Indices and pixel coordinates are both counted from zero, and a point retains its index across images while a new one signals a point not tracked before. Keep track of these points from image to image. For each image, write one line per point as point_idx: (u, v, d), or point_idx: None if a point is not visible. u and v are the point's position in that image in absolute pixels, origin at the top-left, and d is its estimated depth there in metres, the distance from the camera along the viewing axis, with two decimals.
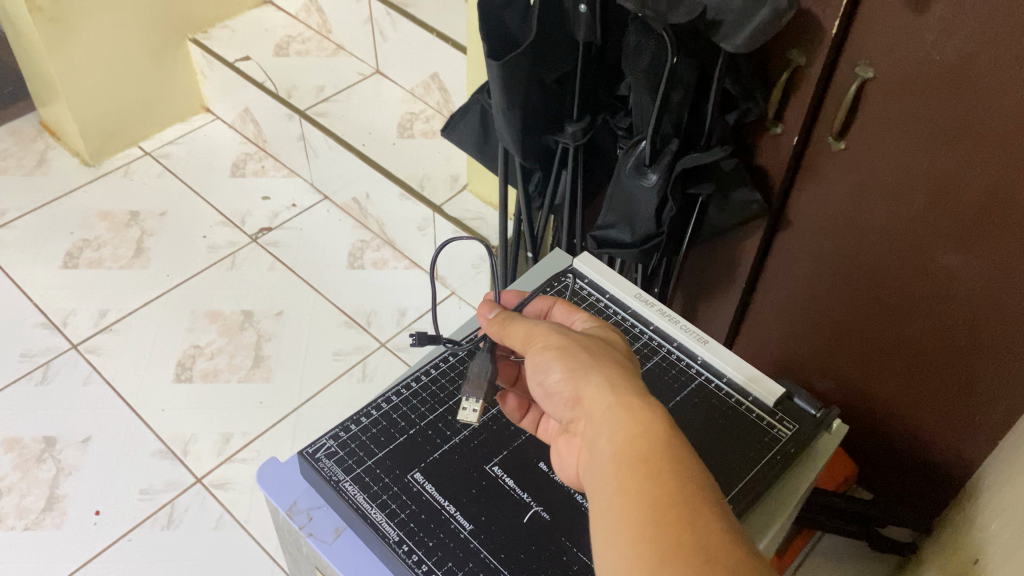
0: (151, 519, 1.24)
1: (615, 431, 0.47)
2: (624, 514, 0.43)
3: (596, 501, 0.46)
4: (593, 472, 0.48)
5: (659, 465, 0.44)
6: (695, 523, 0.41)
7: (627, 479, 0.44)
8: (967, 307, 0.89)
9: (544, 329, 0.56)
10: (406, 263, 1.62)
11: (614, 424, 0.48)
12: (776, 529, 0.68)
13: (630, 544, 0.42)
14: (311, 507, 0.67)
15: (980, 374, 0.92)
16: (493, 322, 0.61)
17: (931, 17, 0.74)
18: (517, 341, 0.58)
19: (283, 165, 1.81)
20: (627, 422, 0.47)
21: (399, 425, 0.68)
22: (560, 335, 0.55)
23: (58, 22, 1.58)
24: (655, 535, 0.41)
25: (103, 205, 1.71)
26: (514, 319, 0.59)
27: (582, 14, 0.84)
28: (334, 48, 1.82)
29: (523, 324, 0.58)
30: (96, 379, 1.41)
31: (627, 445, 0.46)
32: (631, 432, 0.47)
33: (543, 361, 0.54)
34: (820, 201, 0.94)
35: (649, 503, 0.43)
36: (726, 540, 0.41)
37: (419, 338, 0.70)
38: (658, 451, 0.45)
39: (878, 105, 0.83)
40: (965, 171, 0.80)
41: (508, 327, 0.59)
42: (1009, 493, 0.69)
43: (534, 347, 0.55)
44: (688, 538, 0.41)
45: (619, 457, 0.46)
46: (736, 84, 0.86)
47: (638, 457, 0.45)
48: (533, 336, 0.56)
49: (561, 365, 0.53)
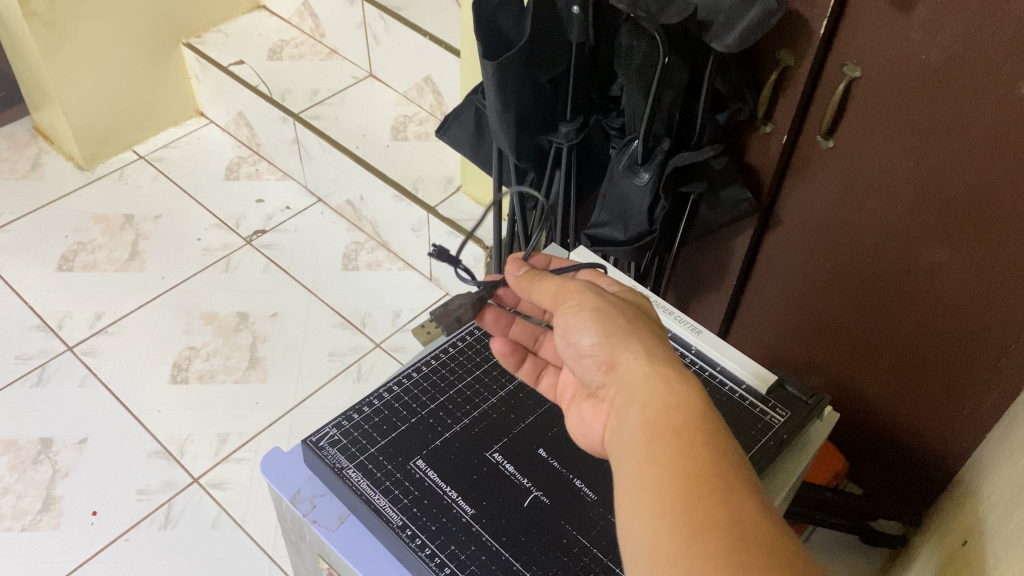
0: (148, 519, 1.24)
1: (647, 401, 0.49)
2: (654, 484, 0.44)
3: (625, 467, 0.47)
4: (619, 446, 0.49)
5: (691, 438, 0.45)
6: (728, 498, 0.42)
7: (658, 451, 0.46)
8: (953, 302, 0.90)
9: (577, 286, 0.57)
10: (401, 264, 1.63)
11: (648, 393, 0.49)
12: (782, 498, 0.71)
13: (660, 516, 0.43)
14: (315, 495, 0.68)
15: (967, 367, 0.94)
16: (521, 279, 0.61)
17: (917, 17, 0.76)
18: (546, 298, 0.59)
19: (277, 168, 1.81)
20: (661, 392, 0.48)
21: (401, 413, 0.70)
22: (595, 295, 0.56)
23: (52, 26, 1.58)
24: (688, 509, 0.42)
25: (97, 209, 1.71)
26: (543, 276, 0.60)
27: (575, 16, 0.86)
28: (327, 52, 1.83)
29: (553, 280, 0.59)
30: (92, 381, 1.41)
31: (660, 416, 0.47)
32: (663, 404, 0.48)
33: (576, 322, 0.55)
34: (809, 199, 0.96)
35: (681, 473, 0.44)
36: (758, 516, 0.42)
37: (438, 250, 0.69)
38: (692, 424, 0.46)
39: (866, 104, 0.84)
40: (951, 166, 0.82)
41: (537, 285, 0.60)
42: (999, 477, 0.71)
43: (564, 306, 0.56)
44: (723, 513, 0.42)
45: (651, 427, 0.47)
46: (726, 84, 0.87)
47: (671, 429, 0.46)
48: (566, 293, 0.57)
49: (594, 329, 0.53)
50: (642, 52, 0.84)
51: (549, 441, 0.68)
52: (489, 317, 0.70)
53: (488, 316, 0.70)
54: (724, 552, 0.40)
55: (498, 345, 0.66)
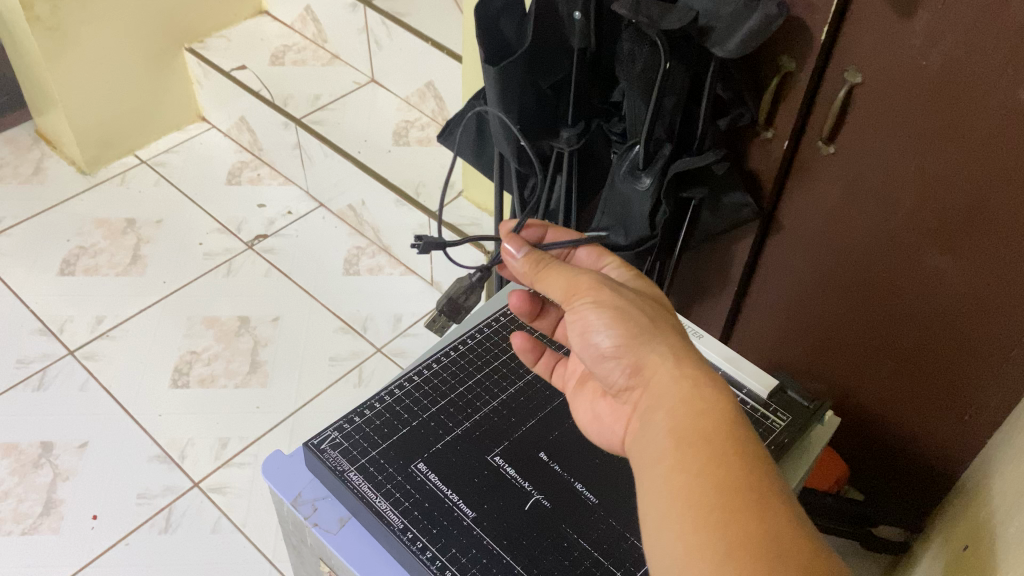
0: (149, 523, 1.24)
1: (674, 406, 0.49)
2: (686, 495, 0.45)
3: (650, 473, 0.48)
4: (646, 447, 0.50)
5: (722, 448, 0.46)
6: (764, 513, 0.43)
7: (689, 459, 0.46)
8: (955, 307, 0.90)
9: (591, 280, 0.57)
10: (402, 269, 1.63)
11: (678, 395, 0.50)
12: None
13: (693, 530, 0.44)
14: (317, 498, 0.69)
15: (969, 370, 0.94)
16: (526, 265, 0.62)
17: (918, 23, 0.76)
18: (556, 291, 0.59)
19: (278, 173, 1.82)
20: (690, 397, 0.49)
21: (402, 416, 0.70)
22: (611, 291, 0.56)
23: (56, 31, 1.59)
24: (722, 522, 0.43)
25: (99, 213, 1.72)
26: (551, 264, 0.60)
27: (577, 21, 0.86)
28: (329, 57, 1.83)
29: (562, 273, 0.59)
30: (93, 385, 1.42)
31: (691, 421, 0.48)
32: (694, 410, 0.48)
33: (596, 321, 0.55)
34: (811, 204, 0.96)
35: (712, 485, 0.44)
36: (792, 531, 0.43)
37: (427, 246, 0.72)
38: (721, 431, 0.47)
39: (867, 109, 0.85)
40: (952, 171, 0.82)
41: (543, 272, 0.61)
42: (1001, 481, 0.71)
43: (578, 300, 0.57)
44: (758, 529, 0.42)
45: (679, 433, 0.48)
46: (727, 89, 0.89)
47: (701, 436, 0.47)
48: (575, 287, 0.57)
49: (614, 330, 0.54)
50: (643, 58, 0.84)
51: (550, 445, 0.68)
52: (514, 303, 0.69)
53: (515, 300, 0.69)
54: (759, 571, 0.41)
55: (518, 340, 0.68)
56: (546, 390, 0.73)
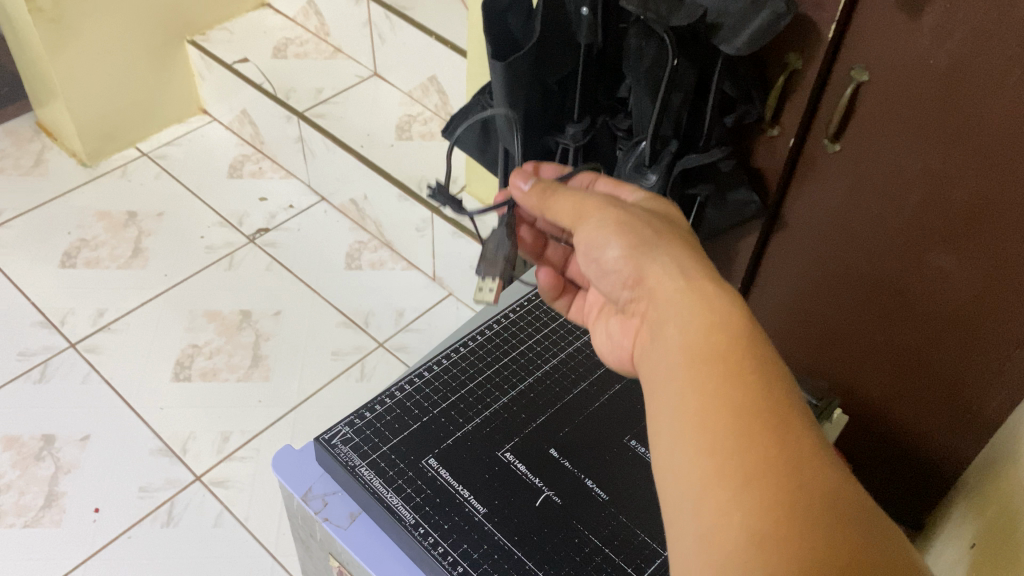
0: (151, 516, 1.24)
1: (686, 319, 0.48)
2: (701, 421, 0.43)
3: (665, 392, 0.46)
4: (661, 362, 0.48)
5: (740, 366, 0.44)
6: (786, 441, 0.41)
7: (705, 377, 0.44)
8: (960, 311, 0.90)
9: (596, 200, 0.57)
10: (404, 264, 1.63)
11: (686, 309, 0.48)
12: None
13: (706, 455, 0.42)
14: (327, 493, 0.69)
15: (974, 369, 0.93)
16: (531, 194, 0.62)
17: (925, 22, 0.76)
18: (563, 214, 0.60)
19: (280, 166, 1.82)
20: (701, 310, 0.47)
21: (413, 412, 0.70)
22: (616, 207, 0.56)
23: (58, 23, 1.58)
24: (741, 448, 0.41)
25: (100, 206, 1.71)
26: (556, 191, 0.61)
27: (584, 17, 0.87)
28: (332, 50, 1.82)
29: (570, 196, 0.59)
30: (94, 378, 1.41)
31: (703, 338, 0.46)
32: (705, 324, 0.47)
33: (600, 237, 0.55)
34: (818, 201, 0.96)
35: (730, 409, 0.42)
36: (816, 461, 0.41)
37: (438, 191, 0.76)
38: (738, 349, 0.45)
39: (875, 109, 0.84)
40: (959, 172, 0.82)
41: (550, 200, 0.61)
42: (1005, 478, 0.72)
43: (586, 220, 0.57)
44: (780, 457, 0.41)
45: (692, 352, 0.46)
46: (734, 87, 0.88)
47: (715, 354, 0.45)
48: (585, 209, 0.58)
49: (620, 242, 0.54)
50: (652, 53, 0.83)
51: (561, 440, 0.68)
52: (524, 236, 0.73)
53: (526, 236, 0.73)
54: (784, 501, 0.39)
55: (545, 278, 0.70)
56: (555, 386, 0.73)
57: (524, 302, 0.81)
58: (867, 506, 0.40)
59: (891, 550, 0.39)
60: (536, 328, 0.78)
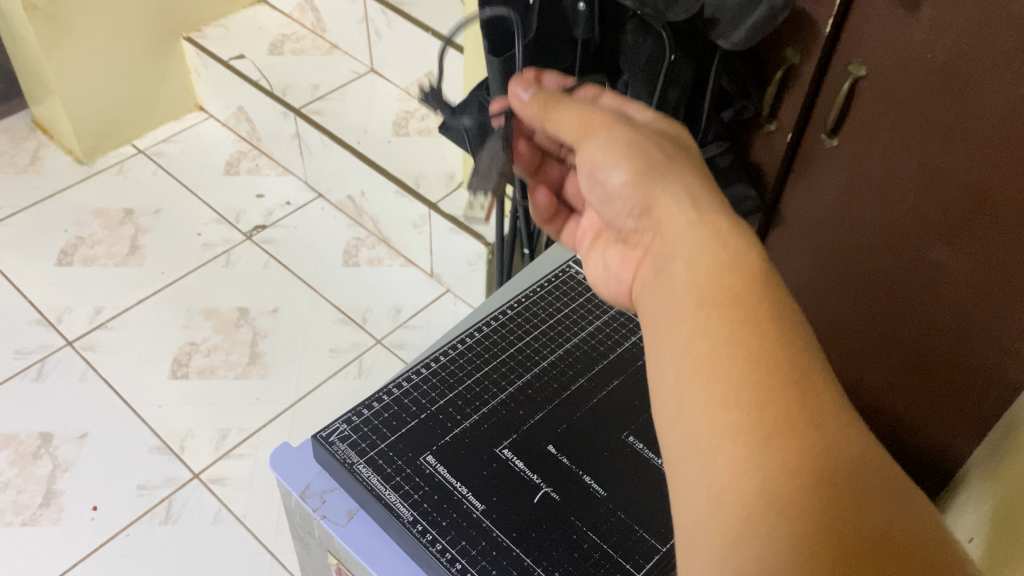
0: (149, 514, 1.24)
1: (695, 253, 0.46)
2: (712, 374, 0.41)
3: (671, 334, 0.44)
4: (667, 299, 0.46)
5: (755, 312, 0.42)
6: (806, 397, 0.39)
7: (716, 321, 0.42)
8: (956, 310, 0.89)
9: (603, 119, 0.56)
10: (401, 260, 1.62)
11: (695, 243, 0.46)
12: None
13: (720, 407, 0.40)
14: (324, 490, 0.68)
15: (969, 370, 0.91)
16: (532, 105, 0.61)
17: (923, 16, 0.76)
18: (568, 131, 0.58)
19: (277, 163, 1.81)
20: (712, 244, 0.45)
21: (410, 409, 0.70)
22: (624, 129, 0.55)
23: (54, 20, 1.58)
24: (761, 402, 0.39)
25: (96, 203, 1.71)
26: (559, 103, 0.59)
27: (581, 12, 0.86)
28: (328, 47, 1.81)
29: (575, 111, 0.58)
30: (91, 375, 1.41)
31: (714, 278, 0.44)
32: (717, 262, 0.44)
33: (607, 159, 0.54)
34: (818, 195, 0.96)
35: (746, 357, 0.40)
36: (838, 424, 0.39)
37: None
38: (751, 291, 0.43)
39: (872, 102, 0.84)
40: (955, 166, 0.81)
41: (553, 115, 0.59)
42: (997, 473, 0.76)
43: (589, 139, 0.56)
44: (802, 414, 0.39)
45: (702, 290, 0.44)
46: (732, 82, 0.89)
47: (728, 295, 0.43)
48: (588, 124, 0.56)
49: (625, 166, 0.53)
50: (648, 49, 0.83)
51: (559, 436, 0.68)
52: (522, 151, 0.72)
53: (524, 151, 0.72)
54: (804, 463, 0.37)
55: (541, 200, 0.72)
56: (553, 382, 0.73)
57: (524, 295, 0.81)
58: (889, 470, 0.40)
59: (911, 516, 0.38)
60: (534, 323, 0.78)
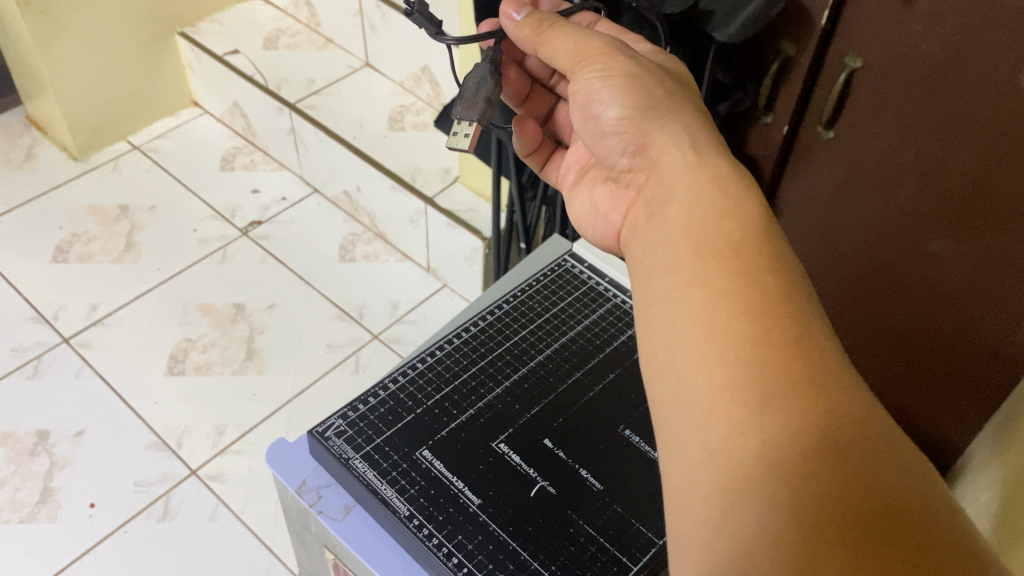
0: (147, 511, 1.24)
1: (693, 200, 0.48)
2: (709, 332, 0.42)
3: (665, 279, 0.46)
4: (660, 244, 0.48)
5: (754, 270, 0.43)
6: (804, 355, 0.41)
7: (714, 275, 0.44)
8: (954, 300, 0.89)
9: (601, 48, 0.58)
10: (397, 255, 1.62)
11: (693, 192, 0.49)
12: None
13: (716, 363, 0.41)
14: (321, 486, 0.68)
15: (968, 358, 0.91)
16: (525, 28, 0.62)
17: (919, 8, 0.76)
18: (562, 55, 0.60)
19: (272, 158, 1.81)
20: (711, 195, 0.48)
21: (406, 404, 0.70)
22: (621, 60, 0.57)
23: (47, 16, 1.57)
24: (760, 361, 0.40)
25: (91, 200, 1.70)
26: (554, 27, 0.60)
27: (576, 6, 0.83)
28: (323, 41, 1.78)
29: (570, 36, 0.59)
30: (88, 372, 1.41)
31: (713, 228, 0.46)
32: (714, 212, 0.47)
33: (605, 91, 0.56)
34: (814, 188, 0.95)
35: (746, 315, 0.42)
36: (837, 387, 0.41)
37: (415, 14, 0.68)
38: (748, 240, 0.44)
39: (868, 95, 0.84)
40: (952, 158, 0.81)
41: (547, 40, 0.60)
42: (1003, 464, 0.78)
43: (586, 67, 0.58)
44: (799, 373, 0.40)
45: (700, 240, 0.45)
46: (727, 74, 0.89)
47: (728, 248, 0.44)
48: (585, 51, 0.58)
49: (622, 101, 0.55)
50: (644, 42, 0.83)
51: (555, 431, 0.68)
52: (511, 78, 0.73)
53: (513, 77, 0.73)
54: (801, 428, 0.39)
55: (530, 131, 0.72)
56: (549, 376, 0.72)
57: (520, 288, 0.81)
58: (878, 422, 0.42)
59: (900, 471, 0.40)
60: (530, 317, 0.78)
